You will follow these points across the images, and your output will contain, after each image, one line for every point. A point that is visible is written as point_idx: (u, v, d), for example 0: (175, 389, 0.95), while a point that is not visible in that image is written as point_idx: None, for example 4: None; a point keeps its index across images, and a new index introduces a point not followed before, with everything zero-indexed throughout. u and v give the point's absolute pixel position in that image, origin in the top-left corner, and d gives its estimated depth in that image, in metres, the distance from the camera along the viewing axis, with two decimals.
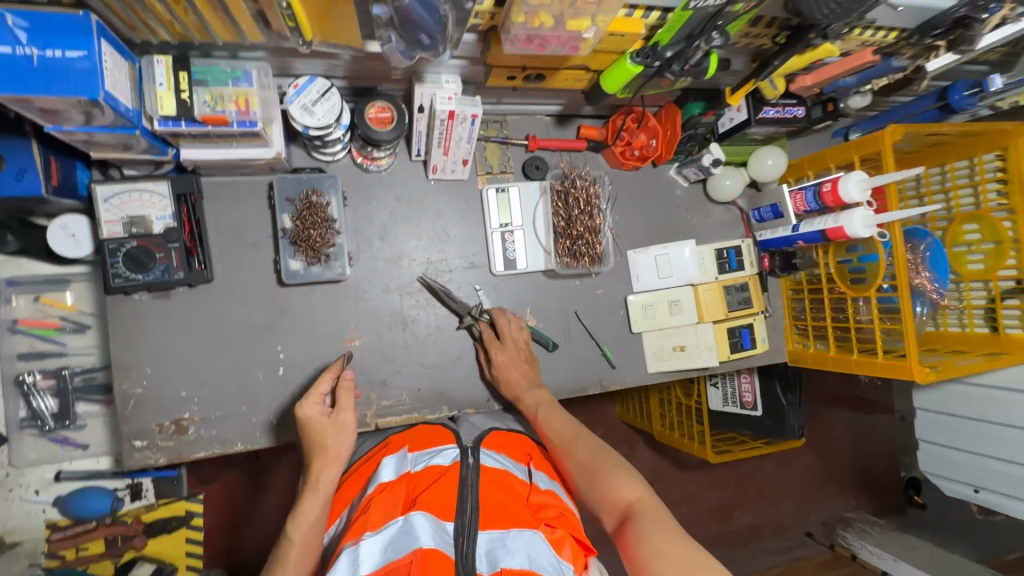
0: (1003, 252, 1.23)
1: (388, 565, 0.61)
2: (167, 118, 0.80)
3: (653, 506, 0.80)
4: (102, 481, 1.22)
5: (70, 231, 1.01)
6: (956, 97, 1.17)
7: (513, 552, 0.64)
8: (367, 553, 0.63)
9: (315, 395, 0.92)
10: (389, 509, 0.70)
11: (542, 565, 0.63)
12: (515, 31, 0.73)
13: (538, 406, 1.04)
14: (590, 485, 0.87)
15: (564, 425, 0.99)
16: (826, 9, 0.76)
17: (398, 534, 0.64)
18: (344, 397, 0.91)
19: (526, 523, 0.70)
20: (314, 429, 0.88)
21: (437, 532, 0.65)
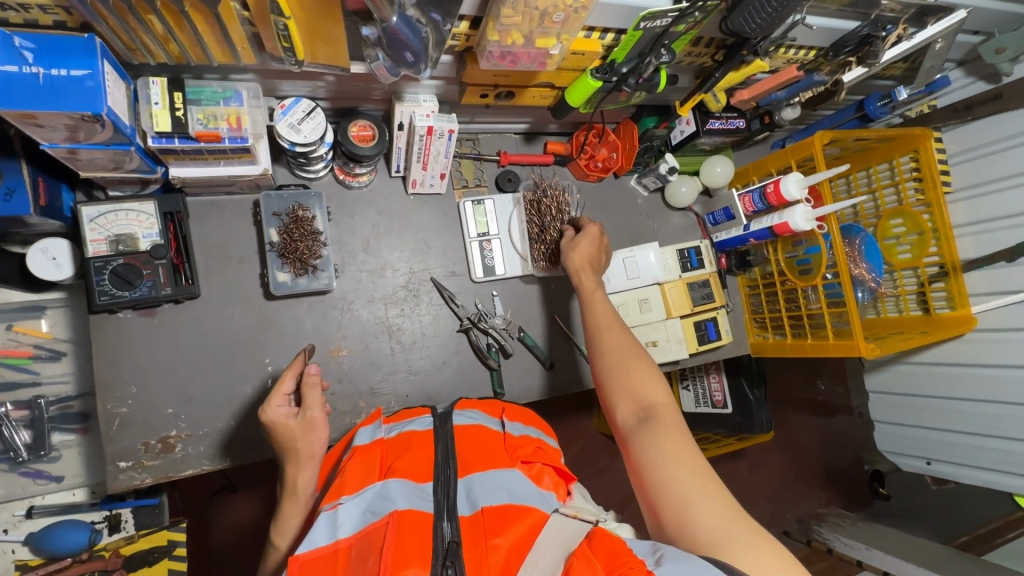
0: (926, 242, 1.39)
1: (369, 526, 0.64)
2: (161, 136, 0.85)
3: (674, 413, 0.84)
4: (78, 514, 1.14)
5: (51, 255, 1.00)
6: (871, 108, 1.34)
7: (493, 492, 0.69)
8: (347, 516, 0.66)
9: (280, 397, 0.89)
10: (365, 473, 0.72)
11: (522, 497, 0.69)
12: (490, 48, 0.82)
13: (595, 287, 1.07)
14: (615, 377, 0.91)
15: (605, 317, 1.02)
16: (754, 22, 0.86)
17: (376, 498, 0.67)
18: (311, 397, 0.88)
19: (502, 467, 0.74)
20: (283, 434, 0.85)
21: (414, 491, 0.69)
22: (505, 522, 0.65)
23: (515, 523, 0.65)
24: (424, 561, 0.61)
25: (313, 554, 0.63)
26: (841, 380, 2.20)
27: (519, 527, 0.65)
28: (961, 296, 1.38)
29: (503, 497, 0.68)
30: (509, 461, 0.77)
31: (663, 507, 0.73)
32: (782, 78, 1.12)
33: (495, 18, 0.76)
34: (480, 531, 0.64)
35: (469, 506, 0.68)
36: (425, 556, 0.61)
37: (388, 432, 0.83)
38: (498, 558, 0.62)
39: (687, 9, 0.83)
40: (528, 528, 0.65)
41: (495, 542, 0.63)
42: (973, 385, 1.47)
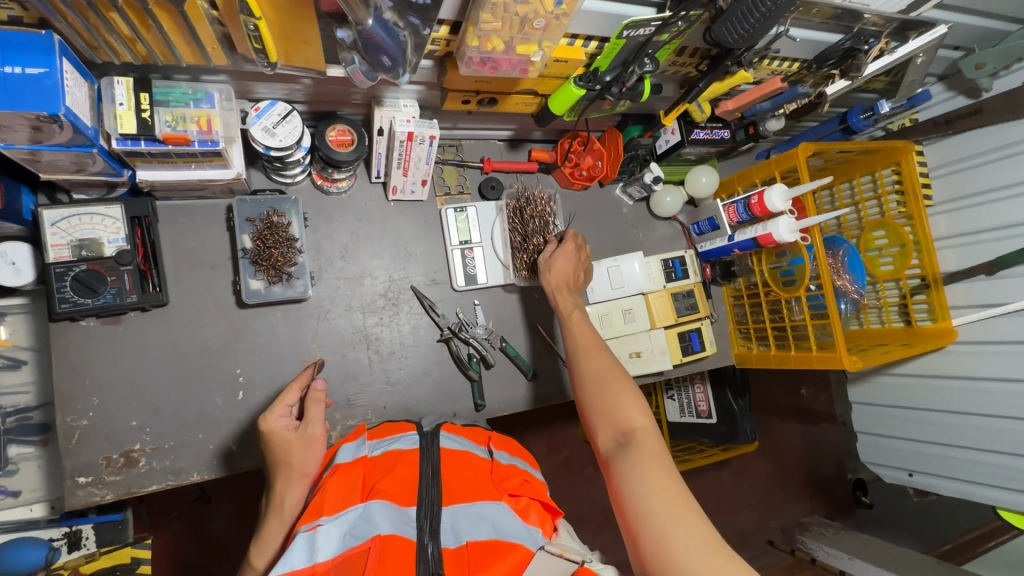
0: (909, 254, 1.40)
1: (349, 551, 0.60)
2: (127, 138, 0.81)
3: (655, 438, 0.81)
4: (36, 531, 1.09)
5: (9, 259, 0.96)
6: (855, 120, 1.35)
7: (479, 526, 0.66)
8: (326, 537, 0.62)
9: (282, 407, 0.86)
10: (346, 494, 0.68)
11: (508, 533, 0.66)
12: (470, 54, 0.80)
13: (573, 309, 1.08)
14: (597, 402, 0.89)
15: (587, 338, 1.00)
16: (736, 34, 0.83)
17: (358, 521, 0.63)
18: (313, 411, 0.85)
19: (487, 500, 0.71)
20: (281, 446, 0.82)
21: (396, 518, 0.65)
22: (489, 559, 0.62)
23: (501, 560, 0.62)
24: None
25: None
26: (824, 389, 2.20)
27: (505, 565, 0.62)
28: (941, 308, 1.39)
29: (489, 532, 0.65)
30: (495, 493, 0.73)
31: (646, 541, 0.71)
32: (765, 89, 1.12)
33: (475, 24, 0.74)
34: (465, 566, 0.61)
35: (453, 538, 0.65)
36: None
37: (372, 450, 0.80)
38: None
39: (670, 19, 0.81)
40: (514, 566, 0.62)
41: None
42: (953, 397, 1.48)
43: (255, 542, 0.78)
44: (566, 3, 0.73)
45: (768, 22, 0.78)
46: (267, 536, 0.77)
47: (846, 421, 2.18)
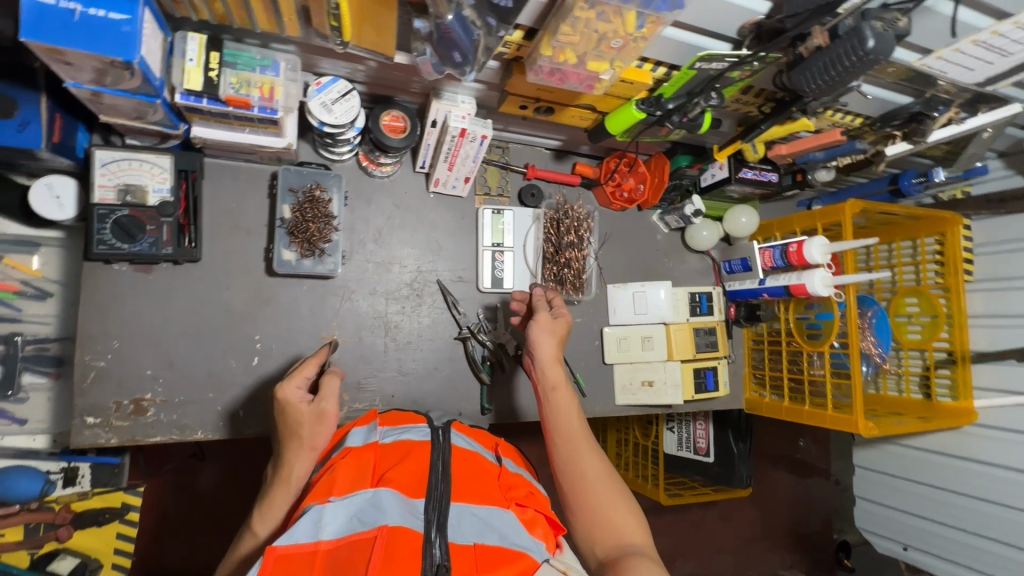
0: (939, 326, 1.37)
1: (354, 534, 0.58)
2: (190, 93, 0.82)
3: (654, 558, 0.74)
4: (36, 461, 1.09)
5: (55, 193, 0.98)
6: (906, 183, 1.33)
7: (488, 530, 0.64)
8: (332, 516, 0.61)
9: (299, 378, 0.81)
10: (356, 478, 0.68)
11: (517, 540, 0.64)
12: (541, 62, 0.79)
13: (558, 385, 0.92)
14: (584, 499, 0.80)
15: (570, 413, 0.89)
16: (814, 84, 0.79)
17: (366, 506, 0.62)
18: (330, 386, 0.81)
19: (494, 505, 0.69)
20: (293, 417, 0.77)
21: (404, 507, 0.64)
22: (499, 562, 0.59)
23: (510, 564, 0.59)
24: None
25: (290, 550, 0.57)
26: (824, 446, 2.15)
27: (514, 570, 0.59)
28: (964, 387, 1.36)
29: (496, 538, 0.63)
30: (503, 500, 0.72)
31: None
32: (824, 140, 1.10)
33: (553, 34, 0.74)
34: (474, 566, 0.59)
35: (460, 535, 0.63)
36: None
37: (383, 437, 0.81)
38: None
39: (747, 58, 0.79)
40: (520, 575, 0.60)
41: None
42: (962, 478, 1.45)
43: (256, 510, 0.74)
44: (648, 27, 0.72)
45: (845, 79, 0.76)
46: (270, 505, 0.73)
47: (842, 481, 2.11)
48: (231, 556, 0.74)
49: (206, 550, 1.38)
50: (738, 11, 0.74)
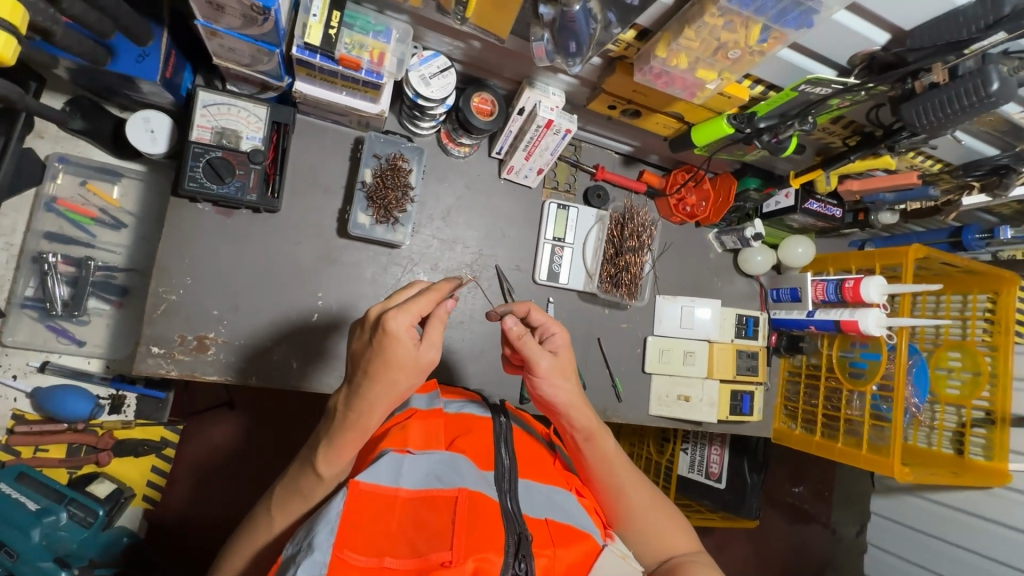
0: (981, 382, 1.35)
1: (433, 490, 0.63)
2: (306, 48, 0.85)
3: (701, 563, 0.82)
4: (88, 383, 1.13)
5: (150, 127, 1.00)
6: (968, 238, 1.31)
7: (557, 506, 0.70)
8: (411, 467, 0.65)
9: (412, 313, 0.64)
10: (431, 438, 0.71)
11: (581, 520, 0.69)
12: (653, 63, 0.81)
13: (589, 429, 0.81)
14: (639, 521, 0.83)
15: (609, 446, 0.83)
16: (926, 116, 0.80)
17: (444, 467, 0.66)
18: (432, 331, 0.66)
19: (558, 485, 0.74)
20: (385, 362, 0.63)
21: (479, 474, 0.68)
22: (569, 539, 0.65)
23: (578, 543, 0.65)
24: (499, 548, 0.60)
25: (373, 488, 0.62)
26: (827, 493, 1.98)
27: (581, 549, 0.65)
28: (1000, 448, 1.35)
29: (563, 515, 0.69)
30: (564, 483, 0.77)
31: None
32: (899, 181, 1.10)
33: (673, 37, 0.76)
34: (548, 537, 0.65)
35: (531, 508, 0.68)
36: (499, 541, 0.61)
37: (444, 405, 0.83)
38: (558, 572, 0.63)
39: (854, 87, 0.80)
40: (585, 554, 0.66)
41: (561, 554, 0.64)
42: (995, 544, 1.44)
43: (321, 451, 0.67)
44: (769, 42, 0.74)
45: (948, 122, 0.79)
46: (341, 449, 0.67)
47: (840, 531, 1.96)
48: (289, 485, 0.70)
49: (227, 505, 1.34)
50: (856, 37, 0.76)
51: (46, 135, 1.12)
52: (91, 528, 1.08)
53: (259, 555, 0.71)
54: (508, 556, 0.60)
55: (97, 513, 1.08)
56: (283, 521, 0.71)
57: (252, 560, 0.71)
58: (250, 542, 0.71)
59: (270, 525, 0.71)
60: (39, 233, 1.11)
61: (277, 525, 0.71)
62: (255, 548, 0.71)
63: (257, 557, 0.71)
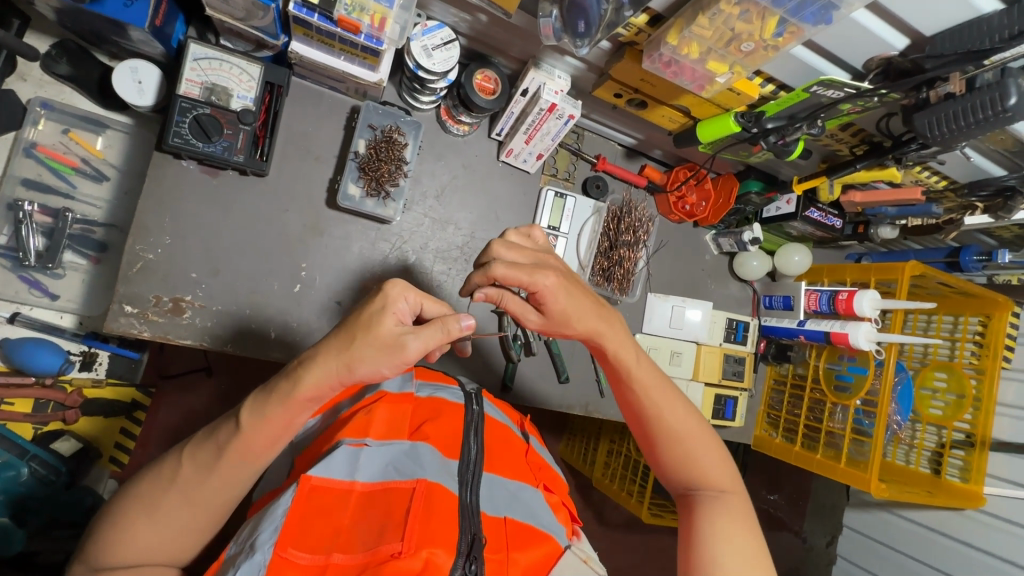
0: (964, 406, 1.34)
1: (391, 482, 0.64)
2: (304, 6, 0.82)
3: (732, 498, 0.74)
4: (58, 338, 1.10)
5: (137, 77, 0.95)
6: (967, 259, 1.30)
7: (518, 505, 0.69)
8: (367, 460, 0.66)
9: (412, 294, 0.65)
10: (395, 427, 0.71)
11: (543, 522, 0.69)
12: (663, 50, 0.78)
13: (618, 344, 0.76)
14: (669, 444, 0.77)
15: (636, 360, 0.77)
16: (937, 129, 0.78)
17: (404, 457, 0.67)
18: (429, 331, 0.63)
19: (526, 481, 0.74)
20: (367, 325, 0.61)
21: (441, 465, 0.68)
22: (528, 541, 0.65)
23: (537, 546, 0.65)
24: (450, 547, 0.59)
25: (324, 483, 0.62)
26: (801, 502, 1.96)
27: (539, 551, 0.65)
28: (977, 472, 1.33)
29: (525, 515, 0.69)
30: (532, 479, 0.77)
31: None
32: (902, 196, 1.08)
33: (685, 23, 0.73)
34: (503, 540, 0.64)
35: (492, 506, 0.67)
36: (451, 539, 0.59)
37: (417, 389, 0.82)
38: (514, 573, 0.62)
39: (866, 92, 0.77)
40: (546, 555, 0.66)
41: (516, 556, 0.63)
42: (959, 563, 1.45)
43: (255, 397, 0.63)
44: (784, 37, 0.71)
45: (960, 135, 0.77)
46: (271, 397, 0.62)
47: (810, 540, 1.92)
48: (212, 430, 0.64)
49: None
50: (874, 39, 0.73)
51: (29, 78, 1.08)
52: (54, 486, 1.09)
53: (153, 509, 0.63)
54: (459, 556, 0.59)
55: (60, 471, 1.10)
56: (190, 474, 0.63)
57: (143, 515, 0.62)
58: (147, 492, 0.63)
59: (173, 473, 0.63)
60: (16, 178, 1.06)
61: (181, 477, 0.63)
62: (150, 499, 0.63)
63: (151, 511, 0.63)
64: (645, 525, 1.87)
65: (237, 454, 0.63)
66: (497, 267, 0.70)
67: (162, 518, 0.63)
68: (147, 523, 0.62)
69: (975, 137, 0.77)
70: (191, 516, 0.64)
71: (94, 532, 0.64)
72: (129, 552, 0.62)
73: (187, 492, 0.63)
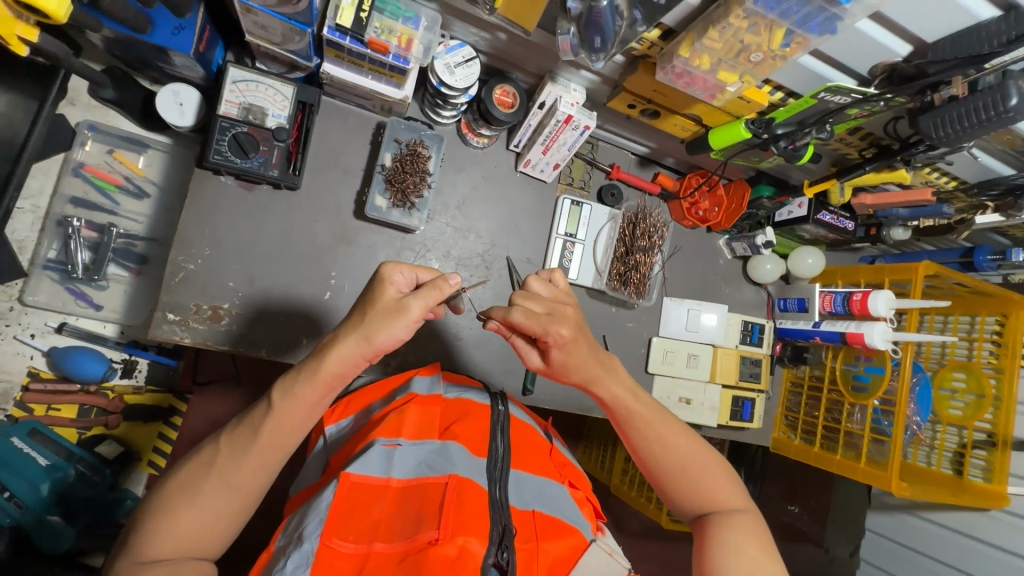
0: (984, 405, 1.34)
1: (425, 478, 0.67)
2: (336, 29, 0.88)
3: (745, 518, 0.76)
4: (102, 347, 1.17)
5: (180, 100, 1.02)
6: (980, 258, 1.30)
7: (545, 499, 0.72)
8: (401, 458, 0.69)
9: (410, 270, 0.71)
10: (426, 426, 0.75)
11: (570, 516, 0.72)
12: (675, 62, 0.82)
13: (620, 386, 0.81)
14: (674, 469, 0.80)
15: (634, 396, 0.82)
16: (942, 130, 0.81)
17: (435, 455, 0.70)
18: (424, 290, 0.67)
19: (552, 478, 0.77)
20: (374, 298, 0.68)
21: (471, 462, 0.71)
22: (555, 533, 0.68)
23: (565, 538, 0.68)
24: (483, 536, 0.62)
25: (363, 479, 0.66)
26: (822, 510, 1.94)
27: (567, 543, 0.68)
28: (999, 471, 1.34)
29: (553, 508, 0.72)
30: (558, 475, 0.79)
31: None
32: (913, 197, 1.11)
33: (697, 36, 0.77)
34: (532, 531, 0.67)
35: (520, 501, 0.71)
36: (484, 528, 0.63)
37: (445, 391, 0.86)
38: (543, 563, 0.65)
39: (872, 97, 0.81)
40: (571, 547, 0.68)
41: (546, 546, 0.66)
42: (986, 565, 1.43)
43: (284, 379, 0.69)
44: (791, 47, 0.75)
45: (965, 135, 0.80)
46: (301, 375, 0.68)
47: (833, 550, 1.91)
48: (245, 415, 0.69)
49: None
50: (877, 48, 0.77)
51: (77, 102, 1.15)
52: (98, 487, 1.14)
53: (193, 498, 0.65)
54: (492, 545, 0.62)
55: (104, 472, 1.15)
56: (225, 460, 0.67)
57: (183, 505, 0.65)
58: (184, 482, 0.66)
59: (211, 460, 0.67)
60: (65, 197, 1.14)
61: (220, 464, 0.67)
62: (190, 488, 0.66)
63: (191, 499, 0.65)
64: (664, 532, 1.87)
65: (272, 434, 0.68)
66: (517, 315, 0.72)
67: (200, 507, 0.65)
68: (188, 512, 0.65)
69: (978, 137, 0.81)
70: (227, 505, 0.67)
71: (129, 531, 0.65)
72: (169, 545, 0.64)
73: (224, 476, 0.67)
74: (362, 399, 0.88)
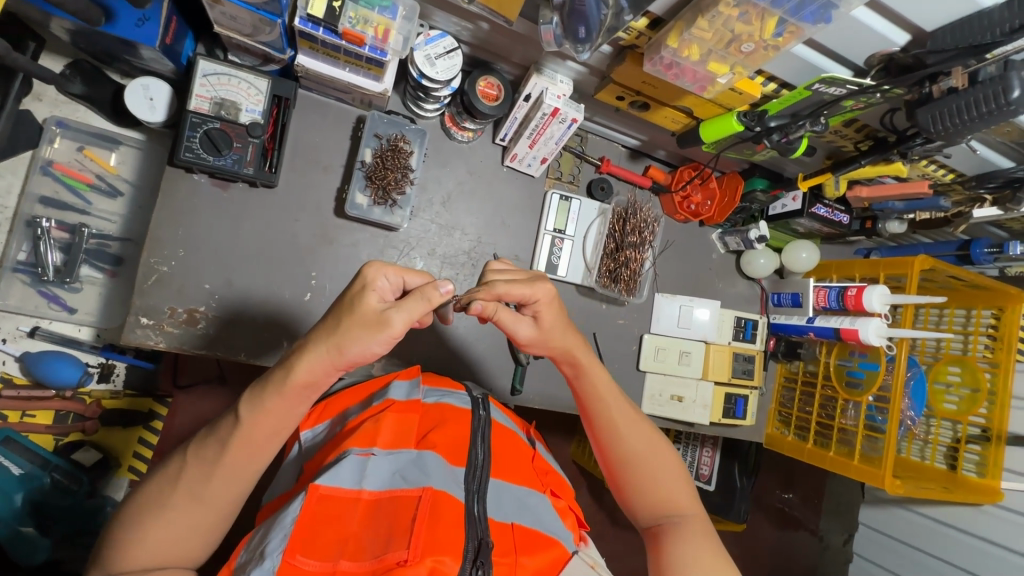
0: (979, 400, 1.32)
1: (399, 490, 0.65)
2: (309, 20, 0.84)
3: (699, 518, 0.80)
4: (78, 351, 1.15)
5: (149, 94, 0.98)
6: (977, 252, 1.27)
7: (523, 510, 0.70)
8: (375, 468, 0.67)
9: (393, 272, 0.66)
10: (401, 436, 0.72)
11: (548, 527, 0.70)
12: (664, 53, 0.79)
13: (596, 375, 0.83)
14: (633, 467, 0.82)
15: (609, 391, 0.83)
16: (940, 124, 0.78)
17: (410, 466, 0.68)
18: (410, 302, 0.63)
19: (532, 486, 0.75)
20: (353, 307, 0.63)
21: (447, 472, 0.68)
22: (533, 547, 0.66)
23: (543, 551, 0.66)
24: (456, 553, 0.60)
25: (333, 492, 0.63)
26: (815, 502, 1.94)
27: (547, 556, 0.66)
28: (993, 466, 1.33)
29: (532, 520, 0.70)
30: (539, 484, 0.77)
31: None
32: (908, 190, 1.08)
33: (686, 26, 0.73)
34: (511, 544, 0.65)
35: (499, 512, 0.69)
36: (458, 546, 0.61)
37: (424, 395, 0.84)
38: None
39: (869, 88, 0.77)
40: (551, 561, 0.66)
41: (524, 561, 0.64)
42: (977, 559, 1.43)
43: (249, 394, 0.65)
44: (785, 37, 0.71)
45: (963, 130, 0.77)
46: (267, 389, 0.64)
47: (826, 538, 1.91)
48: (212, 426, 0.66)
49: None
50: (875, 37, 0.74)
51: (44, 98, 1.11)
52: (76, 495, 1.12)
53: (159, 514, 0.63)
54: (466, 562, 0.60)
55: (81, 480, 1.12)
56: (193, 476, 0.65)
57: (150, 521, 0.63)
58: (153, 498, 0.64)
59: (177, 475, 0.65)
60: (34, 197, 1.10)
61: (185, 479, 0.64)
62: (155, 505, 0.64)
63: (158, 516, 0.63)
64: None
65: (239, 447, 0.65)
66: (502, 283, 0.75)
67: (169, 523, 0.64)
68: (157, 529, 0.63)
69: (976, 131, 0.77)
70: (197, 517, 0.65)
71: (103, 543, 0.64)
72: (140, 561, 0.62)
73: (192, 492, 0.64)
74: (339, 403, 0.85)
